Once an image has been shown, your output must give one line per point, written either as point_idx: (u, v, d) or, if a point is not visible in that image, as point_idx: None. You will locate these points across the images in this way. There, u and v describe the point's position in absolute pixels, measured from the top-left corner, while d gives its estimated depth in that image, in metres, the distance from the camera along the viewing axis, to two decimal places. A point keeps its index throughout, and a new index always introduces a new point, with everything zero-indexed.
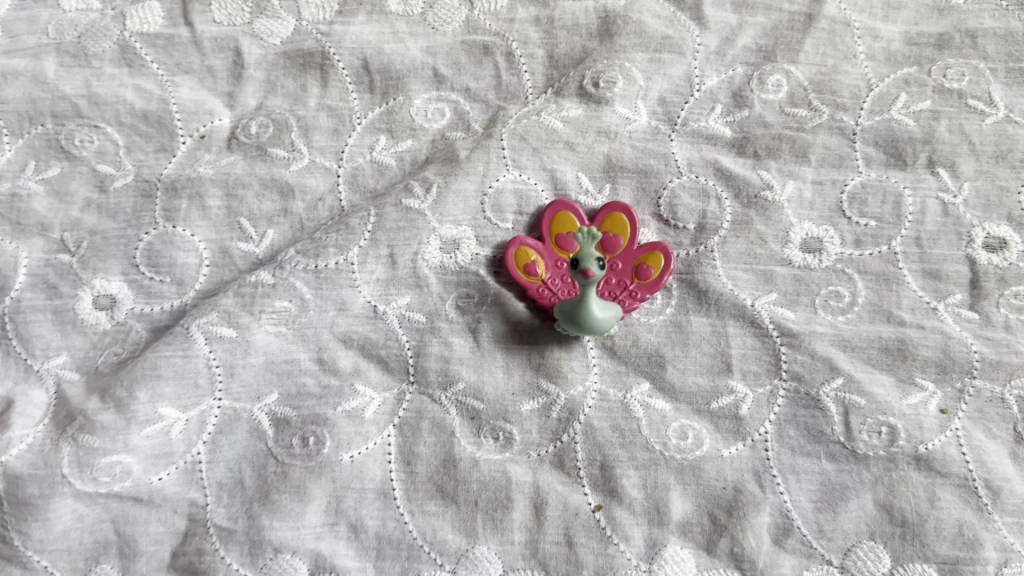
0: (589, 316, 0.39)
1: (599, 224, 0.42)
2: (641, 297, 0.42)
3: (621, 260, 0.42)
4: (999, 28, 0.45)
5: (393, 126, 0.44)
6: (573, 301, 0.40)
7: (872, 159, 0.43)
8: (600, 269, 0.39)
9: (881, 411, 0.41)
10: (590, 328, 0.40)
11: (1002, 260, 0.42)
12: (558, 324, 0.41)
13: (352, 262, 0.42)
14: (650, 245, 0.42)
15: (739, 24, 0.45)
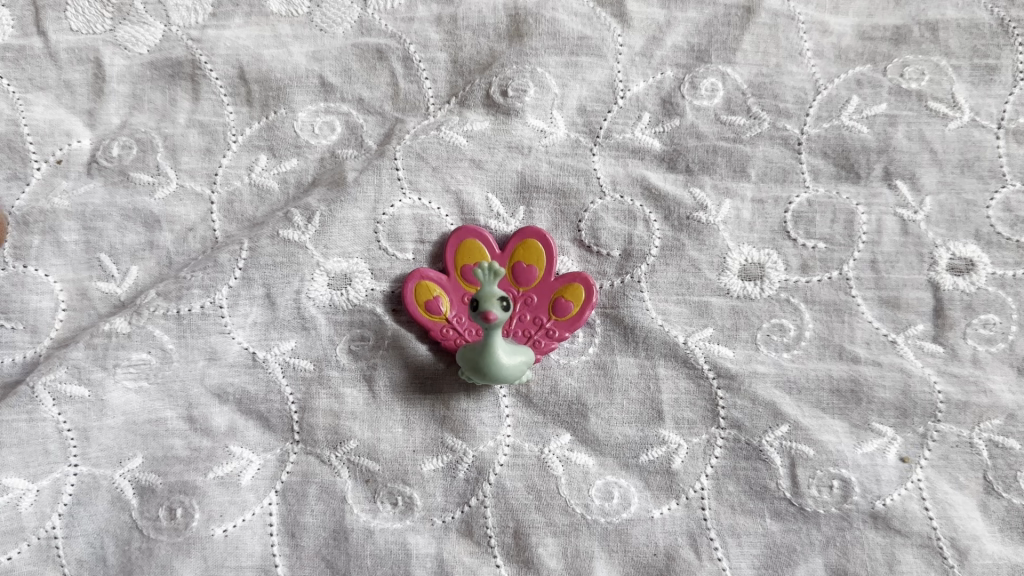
0: (495, 365, 0.34)
1: (510, 253, 0.37)
2: (559, 337, 0.36)
3: (537, 293, 0.37)
4: (963, 18, 0.40)
5: (274, 143, 0.39)
6: (475, 347, 0.34)
7: (819, 172, 0.38)
8: (503, 311, 0.33)
9: (833, 462, 0.36)
10: (497, 378, 0.34)
11: (969, 284, 0.37)
12: (462, 372, 0.35)
13: (220, 304, 0.36)
14: (569, 277, 0.37)
15: (668, 20, 0.40)
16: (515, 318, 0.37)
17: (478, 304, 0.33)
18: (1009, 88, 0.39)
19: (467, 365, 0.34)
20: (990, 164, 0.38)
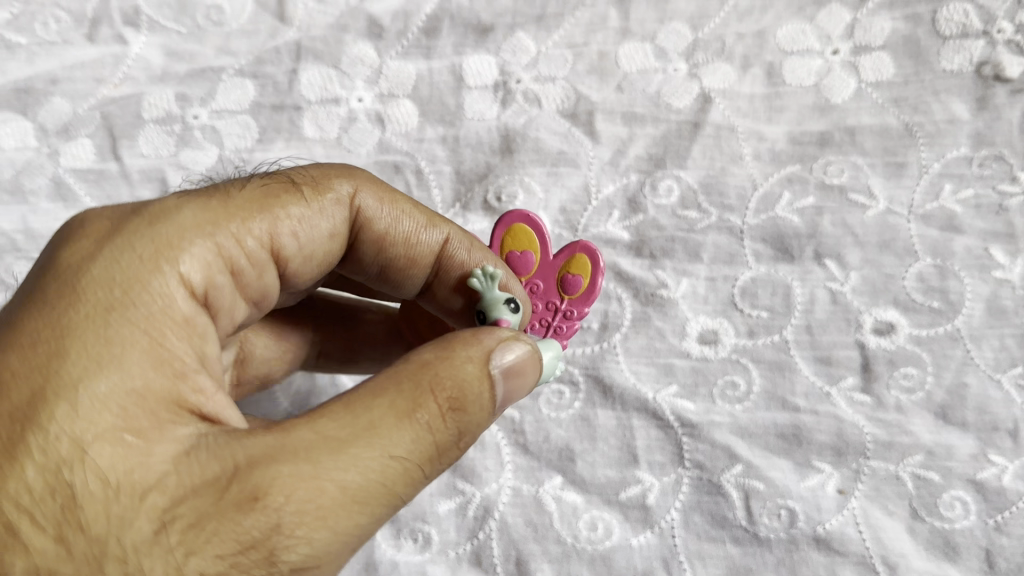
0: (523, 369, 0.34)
1: (501, 245, 0.42)
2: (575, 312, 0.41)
3: (541, 277, 0.41)
4: (876, 124, 0.48)
5: None
6: None
7: (762, 254, 0.46)
8: (513, 314, 0.36)
9: (780, 494, 0.43)
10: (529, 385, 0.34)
11: (890, 342, 0.45)
12: None
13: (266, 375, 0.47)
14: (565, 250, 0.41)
15: (630, 136, 0.48)
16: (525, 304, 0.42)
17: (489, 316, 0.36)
18: (917, 181, 0.47)
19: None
20: (904, 244, 0.46)
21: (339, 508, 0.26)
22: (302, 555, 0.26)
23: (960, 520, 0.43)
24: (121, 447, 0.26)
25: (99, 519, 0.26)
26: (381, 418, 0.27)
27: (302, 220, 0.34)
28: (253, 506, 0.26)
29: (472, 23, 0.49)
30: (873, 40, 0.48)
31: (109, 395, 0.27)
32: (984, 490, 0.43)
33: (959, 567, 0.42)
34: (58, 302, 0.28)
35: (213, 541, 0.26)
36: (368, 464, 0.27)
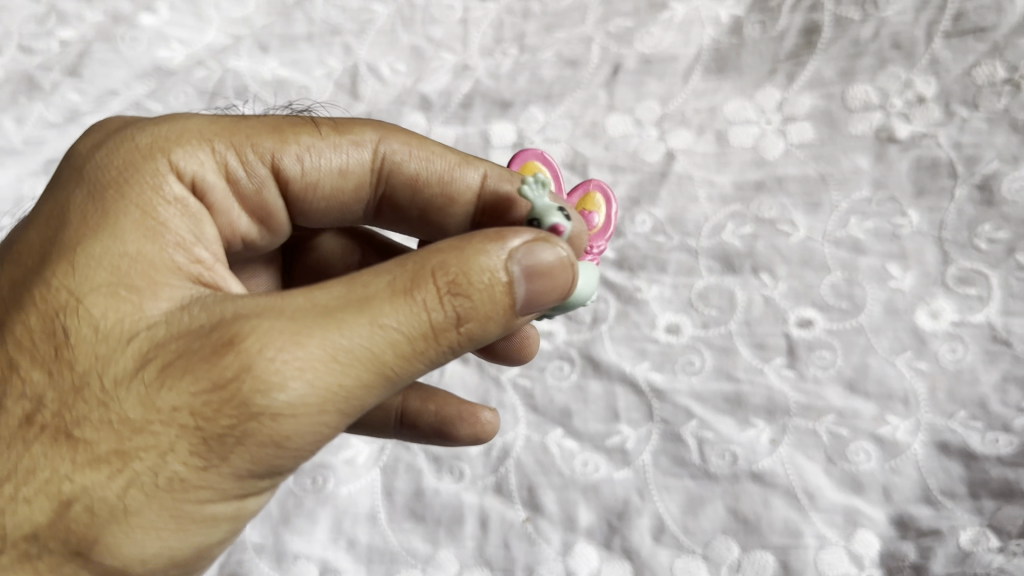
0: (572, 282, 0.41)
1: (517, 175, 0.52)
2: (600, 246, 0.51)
3: None
4: (799, 173, 0.64)
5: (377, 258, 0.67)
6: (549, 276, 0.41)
7: (713, 268, 0.62)
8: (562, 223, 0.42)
9: (725, 442, 0.59)
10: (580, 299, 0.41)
11: (810, 333, 0.61)
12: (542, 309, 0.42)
13: None
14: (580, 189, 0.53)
15: (615, 182, 0.65)
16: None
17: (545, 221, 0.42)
18: (829, 216, 0.63)
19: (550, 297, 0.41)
20: (820, 262, 0.62)
21: (315, 365, 0.33)
22: (285, 402, 0.33)
23: (863, 463, 0.58)
24: (116, 296, 0.36)
25: (88, 348, 0.36)
26: (379, 294, 0.34)
27: (307, 147, 0.45)
28: (229, 349, 0.33)
29: (497, 100, 0.68)
30: (797, 112, 0.65)
31: (102, 252, 0.37)
32: (883, 442, 0.58)
33: (864, 499, 0.57)
34: (75, 191, 0.39)
35: (193, 375, 0.34)
36: (359, 330, 0.33)
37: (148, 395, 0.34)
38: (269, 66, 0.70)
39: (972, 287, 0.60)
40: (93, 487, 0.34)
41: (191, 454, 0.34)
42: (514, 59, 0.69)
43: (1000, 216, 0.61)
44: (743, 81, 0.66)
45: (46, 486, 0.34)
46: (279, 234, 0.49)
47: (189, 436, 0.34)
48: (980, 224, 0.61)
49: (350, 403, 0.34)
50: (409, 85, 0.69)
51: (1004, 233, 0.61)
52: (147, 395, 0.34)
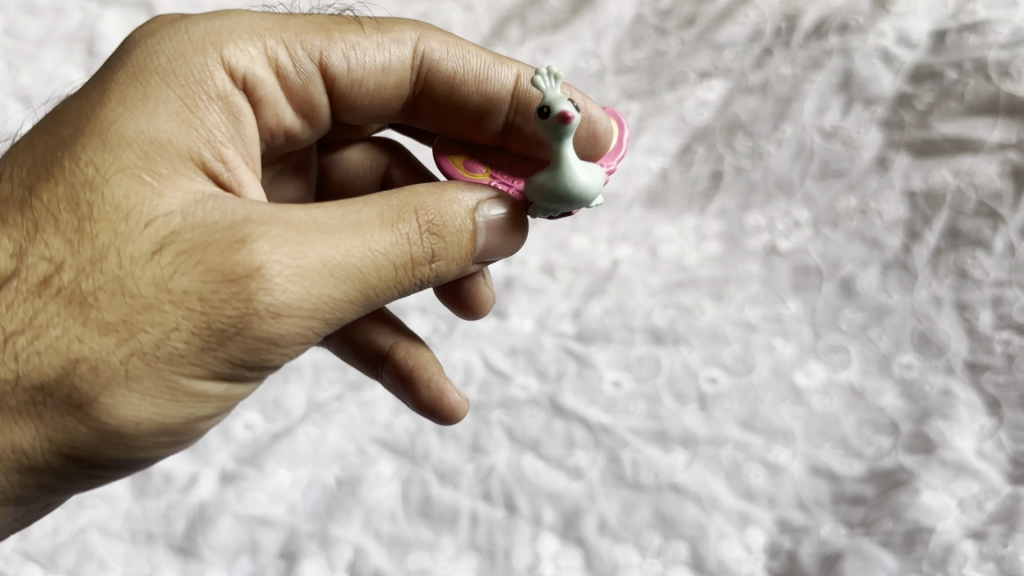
0: (574, 184, 0.53)
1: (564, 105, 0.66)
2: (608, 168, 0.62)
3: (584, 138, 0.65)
4: (709, 272, 0.89)
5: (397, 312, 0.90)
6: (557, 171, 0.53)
7: (645, 339, 0.86)
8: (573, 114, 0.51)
9: (652, 464, 0.80)
10: (581, 198, 0.53)
11: (716, 386, 0.84)
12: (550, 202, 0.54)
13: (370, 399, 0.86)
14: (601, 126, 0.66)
15: (574, 279, 0.90)
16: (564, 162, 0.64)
17: (554, 109, 0.51)
18: (731, 300, 0.87)
19: (552, 196, 0.53)
20: (724, 334, 0.86)
21: (307, 277, 0.48)
22: (279, 301, 0.47)
23: (756, 479, 0.78)
24: (142, 182, 0.50)
25: (116, 224, 0.49)
26: (363, 223, 0.50)
27: (349, 48, 0.64)
28: (240, 245, 0.47)
29: None
30: (707, 230, 0.91)
31: (140, 140, 0.52)
32: (771, 465, 0.79)
33: (755, 505, 0.77)
34: (118, 81, 0.54)
35: (204, 260, 0.47)
36: (347, 249, 0.49)
37: (164, 278, 0.48)
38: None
39: (840, 353, 0.83)
40: (103, 349, 0.47)
41: (192, 336, 0.47)
42: None
43: (857, 305, 0.85)
44: (668, 211, 0.93)
45: (64, 346, 0.47)
46: (320, 127, 0.68)
47: (193, 317, 0.47)
48: (842, 309, 0.85)
49: (323, 306, 0.49)
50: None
51: (859, 316, 0.85)
52: (162, 278, 0.48)
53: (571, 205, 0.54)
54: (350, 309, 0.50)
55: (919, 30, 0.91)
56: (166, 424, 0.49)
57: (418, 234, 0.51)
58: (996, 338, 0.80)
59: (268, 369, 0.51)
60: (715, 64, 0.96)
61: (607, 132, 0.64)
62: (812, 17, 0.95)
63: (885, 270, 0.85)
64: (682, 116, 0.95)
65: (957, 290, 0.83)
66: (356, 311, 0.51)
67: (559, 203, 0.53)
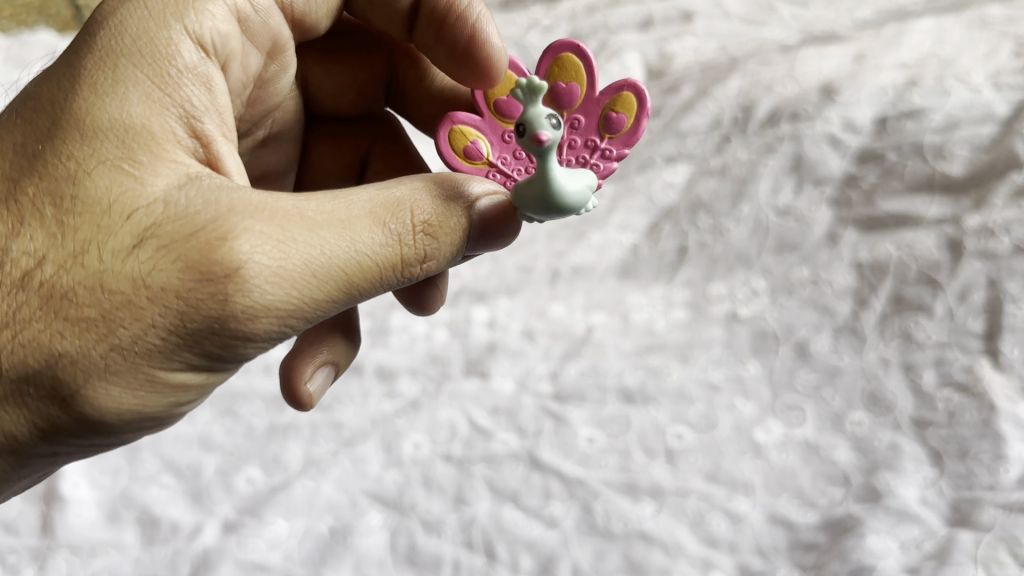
0: (562, 193, 0.58)
1: (551, 76, 0.69)
2: (620, 152, 0.68)
3: (582, 114, 0.69)
4: (677, 335, 0.97)
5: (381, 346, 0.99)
6: (544, 185, 0.57)
7: (618, 399, 0.93)
8: (549, 133, 0.54)
9: (623, 514, 0.84)
10: (570, 207, 0.58)
11: (686, 440, 0.89)
12: (537, 212, 0.59)
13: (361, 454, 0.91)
14: (613, 89, 0.68)
15: (553, 344, 0.98)
16: (577, 127, 0.69)
17: (530, 131, 0.54)
18: (698, 360, 0.94)
19: (541, 205, 0.58)
20: (691, 394, 0.92)
21: (287, 277, 0.54)
22: (259, 300, 0.53)
23: (722, 527, 0.82)
24: (122, 172, 0.55)
25: (97, 215, 0.54)
26: (348, 224, 0.56)
27: None
28: (218, 242, 0.52)
29: (476, 293, 1.04)
30: (674, 298, 1.00)
31: (118, 130, 0.56)
32: (736, 515, 0.83)
33: (717, 551, 0.81)
34: (90, 63, 0.58)
35: (181, 253, 0.52)
36: (331, 248, 0.55)
37: (143, 272, 0.52)
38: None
39: (796, 411, 0.89)
40: (84, 344, 0.52)
41: (170, 331, 0.52)
42: (489, 268, 1.06)
43: (812, 366, 0.91)
44: (640, 281, 1.02)
45: (45, 340, 0.52)
46: (282, 64, 0.77)
47: (170, 314, 0.52)
48: (798, 370, 0.91)
49: (305, 302, 0.55)
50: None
51: (813, 376, 0.91)
52: (138, 269, 0.52)
53: (561, 214, 0.59)
54: (332, 303, 0.57)
55: (862, 118, 1.01)
56: (145, 409, 0.55)
57: (404, 234, 0.58)
58: (939, 395, 0.86)
59: (245, 358, 0.57)
60: (679, 150, 1.08)
61: (621, 115, 0.68)
62: (765, 107, 1.06)
63: (837, 334, 0.92)
64: (651, 196, 1.07)
65: (903, 351, 0.89)
66: (331, 308, 0.57)
67: (549, 212, 0.58)
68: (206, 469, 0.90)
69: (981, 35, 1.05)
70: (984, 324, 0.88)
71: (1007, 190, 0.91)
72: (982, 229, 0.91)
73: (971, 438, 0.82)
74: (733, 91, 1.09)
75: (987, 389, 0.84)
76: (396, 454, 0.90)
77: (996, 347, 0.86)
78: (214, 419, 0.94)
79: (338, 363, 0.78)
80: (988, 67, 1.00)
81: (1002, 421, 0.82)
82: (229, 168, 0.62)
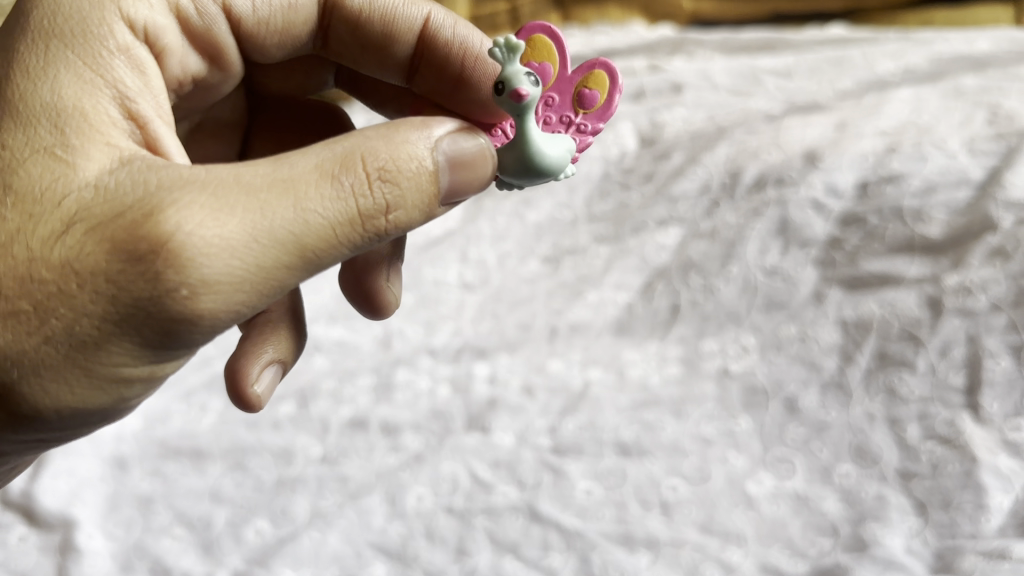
0: (540, 155, 0.62)
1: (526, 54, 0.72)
2: (595, 128, 0.71)
3: (556, 92, 0.72)
4: (673, 391, 1.00)
5: (380, 377, 1.06)
6: (523, 145, 0.62)
7: (615, 452, 0.94)
8: (528, 90, 0.59)
9: (615, 565, 0.84)
10: (548, 169, 0.62)
11: (684, 492, 0.90)
12: (516, 175, 0.63)
13: (360, 507, 0.91)
14: (585, 68, 0.72)
15: (553, 399, 1.01)
16: (551, 105, 0.72)
17: (510, 87, 0.59)
18: (694, 414, 0.97)
19: (523, 168, 0.62)
20: (686, 447, 0.94)
21: (224, 247, 0.52)
22: (194, 277, 0.52)
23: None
24: (55, 159, 0.56)
25: (30, 201, 0.55)
26: (296, 185, 0.54)
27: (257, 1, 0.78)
28: (147, 220, 0.52)
29: (480, 348, 1.08)
30: (668, 352, 1.04)
31: (49, 116, 0.58)
32: (728, 567, 0.82)
33: None
34: (22, 51, 0.61)
35: (110, 235, 0.52)
36: (273, 211, 0.53)
37: (71, 258, 0.53)
38: (335, 332, 1.13)
39: (786, 463, 0.90)
40: (16, 337, 0.53)
41: (106, 320, 0.53)
42: (491, 323, 1.12)
43: (800, 420, 0.93)
44: (634, 338, 1.07)
45: None
46: (226, 73, 0.82)
47: (101, 299, 0.52)
48: (787, 425, 0.94)
49: (256, 272, 0.53)
50: (424, 341, 1.10)
51: (802, 430, 0.93)
52: (67, 255, 0.53)
53: (539, 177, 0.63)
54: (287, 270, 0.55)
55: (844, 182, 1.08)
56: (89, 399, 0.56)
57: (360, 188, 0.55)
58: (923, 448, 0.87)
59: (202, 338, 0.56)
60: (671, 213, 1.18)
61: (591, 92, 0.71)
62: (751, 174, 1.15)
63: (824, 390, 0.95)
64: (644, 257, 1.14)
65: (888, 406, 0.91)
66: (284, 281, 0.55)
67: (528, 174, 0.63)
68: (216, 521, 0.92)
69: (958, 106, 1.14)
70: (965, 378, 0.89)
71: (982, 251, 0.95)
72: (960, 287, 0.94)
73: (954, 489, 0.83)
74: (721, 158, 1.20)
75: (968, 442, 0.85)
76: (398, 506, 0.91)
77: (977, 401, 0.87)
78: (223, 473, 0.97)
79: (284, 362, 0.80)
80: (963, 134, 1.08)
81: (984, 472, 0.82)
82: (168, 148, 0.65)
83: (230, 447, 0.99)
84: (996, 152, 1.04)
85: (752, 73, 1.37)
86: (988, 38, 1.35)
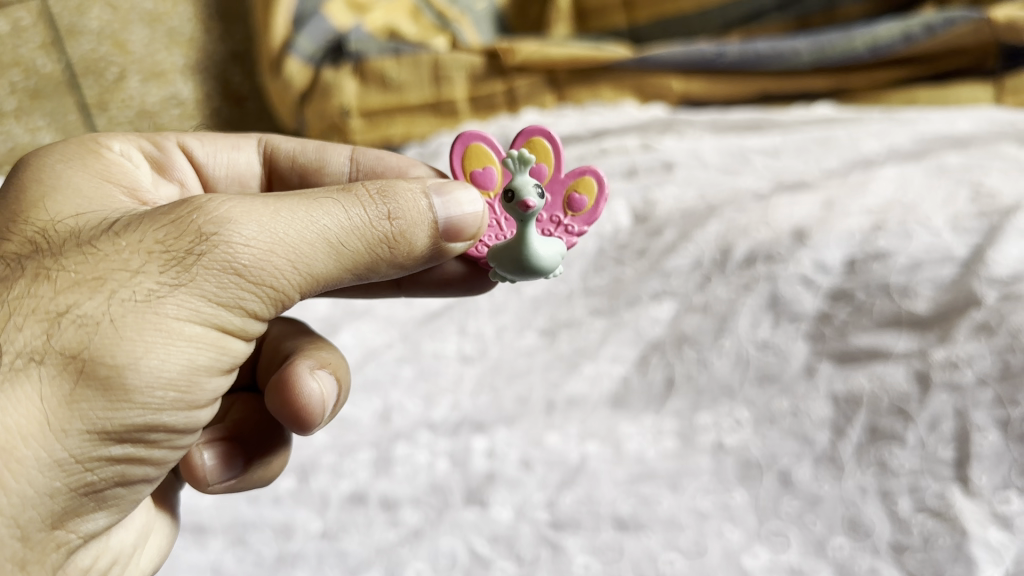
0: (535, 257, 0.77)
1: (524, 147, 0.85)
2: (581, 229, 0.85)
3: (550, 191, 0.86)
4: (669, 465, 1.01)
5: (380, 444, 1.08)
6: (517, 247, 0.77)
7: (611, 527, 0.96)
8: (534, 201, 0.74)
9: None
10: (538, 269, 0.77)
11: (679, 567, 0.91)
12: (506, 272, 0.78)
13: None
14: (577, 174, 0.86)
15: (550, 472, 1.03)
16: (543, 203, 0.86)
17: (519, 197, 0.75)
18: (689, 488, 0.98)
19: (518, 261, 0.77)
20: (683, 521, 0.95)
21: (261, 210, 0.68)
22: (238, 232, 0.67)
23: None
24: (89, 219, 0.73)
25: (70, 238, 0.70)
26: (307, 194, 0.72)
27: (212, 138, 1.00)
28: (190, 208, 0.68)
29: (478, 423, 1.10)
30: (664, 426, 1.06)
31: (80, 204, 0.76)
32: None
33: None
34: (51, 169, 0.80)
35: (158, 226, 0.68)
36: (294, 200, 0.71)
37: (129, 244, 0.67)
38: None
39: (781, 536, 0.92)
40: (87, 299, 0.64)
41: (166, 270, 0.66)
42: (489, 396, 1.14)
43: (794, 493, 0.95)
44: (631, 411, 1.09)
45: (51, 309, 0.64)
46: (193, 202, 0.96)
47: (162, 260, 0.66)
48: (782, 498, 0.95)
49: (291, 234, 0.69)
50: (423, 415, 1.12)
51: (796, 504, 0.94)
52: (121, 246, 0.67)
53: (530, 274, 0.77)
54: (318, 245, 0.70)
55: (832, 260, 1.12)
56: (156, 361, 0.65)
57: (360, 195, 0.73)
58: (914, 520, 0.87)
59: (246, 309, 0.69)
60: (665, 287, 1.21)
61: (581, 198, 0.85)
62: (741, 251, 1.19)
63: (816, 463, 0.96)
64: (639, 330, 1.17)
65: (879, 479, 0.92)
66: (318, 257, 0.70)
67: (522, 271, 0.77)
68: None
69: (940, 184, 1.18)
70: (953, 452, 0.90)
71: (967, 326, 0.97)
72: (946, 362, 0.95)
73: (945, 562, 0.84)
74: (712, 235, 1.23)
75: (958, 514, 0.86)
76: None
77: (966, 474, 0.88)
78: (224, 548, 0.97)
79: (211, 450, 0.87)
80: (946, 212, 1.11)
81: (974, 545, 0.83)
82: None
83: (231, 520, 1.00)
84: (977, 230, 1.07)
85: (740, 153, 1.42)
86: (969, 118, 1.40)
